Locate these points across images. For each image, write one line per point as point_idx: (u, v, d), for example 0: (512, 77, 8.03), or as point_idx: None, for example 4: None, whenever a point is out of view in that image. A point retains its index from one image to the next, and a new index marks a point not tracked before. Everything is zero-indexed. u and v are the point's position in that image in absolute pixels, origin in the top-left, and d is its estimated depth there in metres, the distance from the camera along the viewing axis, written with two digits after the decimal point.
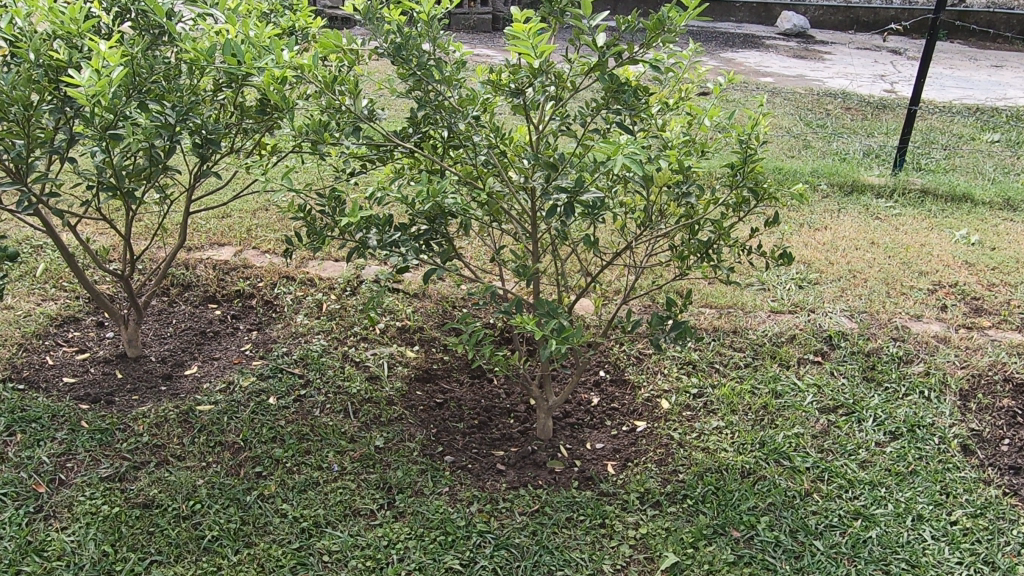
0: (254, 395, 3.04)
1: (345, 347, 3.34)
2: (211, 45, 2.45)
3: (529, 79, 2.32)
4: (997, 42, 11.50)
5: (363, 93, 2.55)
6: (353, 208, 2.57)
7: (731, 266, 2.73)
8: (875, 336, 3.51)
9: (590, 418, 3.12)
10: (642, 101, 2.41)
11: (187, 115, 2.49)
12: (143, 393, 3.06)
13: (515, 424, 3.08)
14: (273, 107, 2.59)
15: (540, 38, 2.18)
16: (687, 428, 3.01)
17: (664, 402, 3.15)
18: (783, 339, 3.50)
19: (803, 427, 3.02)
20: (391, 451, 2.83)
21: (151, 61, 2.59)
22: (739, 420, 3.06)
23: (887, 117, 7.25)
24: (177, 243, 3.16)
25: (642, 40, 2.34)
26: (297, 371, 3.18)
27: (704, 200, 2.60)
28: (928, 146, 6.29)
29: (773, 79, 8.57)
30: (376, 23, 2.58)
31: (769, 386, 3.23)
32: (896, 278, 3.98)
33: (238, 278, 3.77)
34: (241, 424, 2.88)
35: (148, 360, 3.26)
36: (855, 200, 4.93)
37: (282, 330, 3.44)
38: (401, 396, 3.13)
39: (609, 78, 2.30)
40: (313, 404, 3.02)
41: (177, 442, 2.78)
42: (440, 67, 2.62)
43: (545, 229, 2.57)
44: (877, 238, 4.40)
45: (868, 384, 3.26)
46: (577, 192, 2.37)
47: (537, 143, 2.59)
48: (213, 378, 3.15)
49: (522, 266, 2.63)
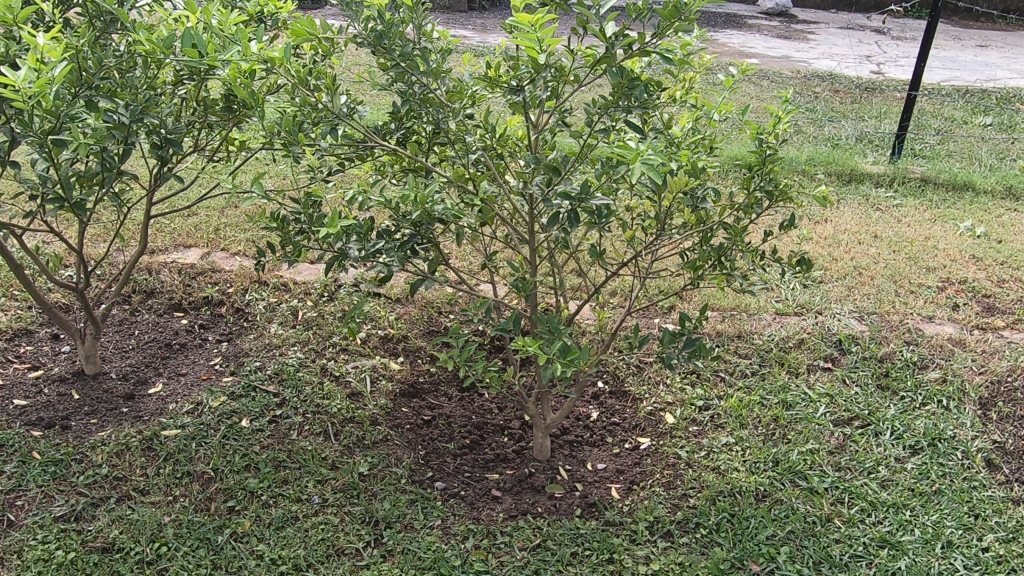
0: (225, 417, 2.78)
1: (323, 360, 3.09)
2: (168, 36, 2.16)
3: (531, 75, 2.06)
4: (980, 21, 11.38)
5: (341, 89, 2.27)
6: (333, 217, 2.30)
7: (745, 274, 2.51)
8: (887, 340, 3.32)
9: (590, 435, 2.91)
10: (653, 96, 2.17)
11: (144, 114, 2.21)
12: (103, 416, 2.80)
13: (510, 443, 2.86)
14: (240, 104, 2.31)
15: (547, 30, 1.93)
16: (695, 446, 2.81)
17: (668, 417, 2.94)
18: (790, 343, 3.30)
19: (818, 443, 2.83)
20: (377, 478, 2.60)
21: (100, 51, 2.29)
22: (750, 435, 2.86)
23: (877, 99, 7.06)
24: (138, 250, 2.87)
25: (653, 29, 2.10)
26: (272, 389, 2.93)
27: (719, 204, 2.38)
28: (923, 131, 6.11)
29: (758, 61, 8.36)
30: (355, 9, 2.37)
31: (779, 396, 3.03)
32: (903, 274, 3.79)
33: (206, 283, 3.50)
34: (211, 451, 2.63)
35: (108, 377, 3.00)
36: (853, 190, 4.74)
37: (253, 342, 3.18)
38: (385, 414, 2.89)
39: (619, 72, 2.06)
40: (290, 426, 2.77)
41: (140, 474, 2.52)
42: (425, 58, 2.38)
43: (545, 237, 2.33)
44: (881, 231, 4.21)
45: (883, 393, 3.07)
46: (583, 198, 2.12)
47: (536, 142, 2.35)
48: (179, 397, 2.89)
49: (520, 278, 2.39)
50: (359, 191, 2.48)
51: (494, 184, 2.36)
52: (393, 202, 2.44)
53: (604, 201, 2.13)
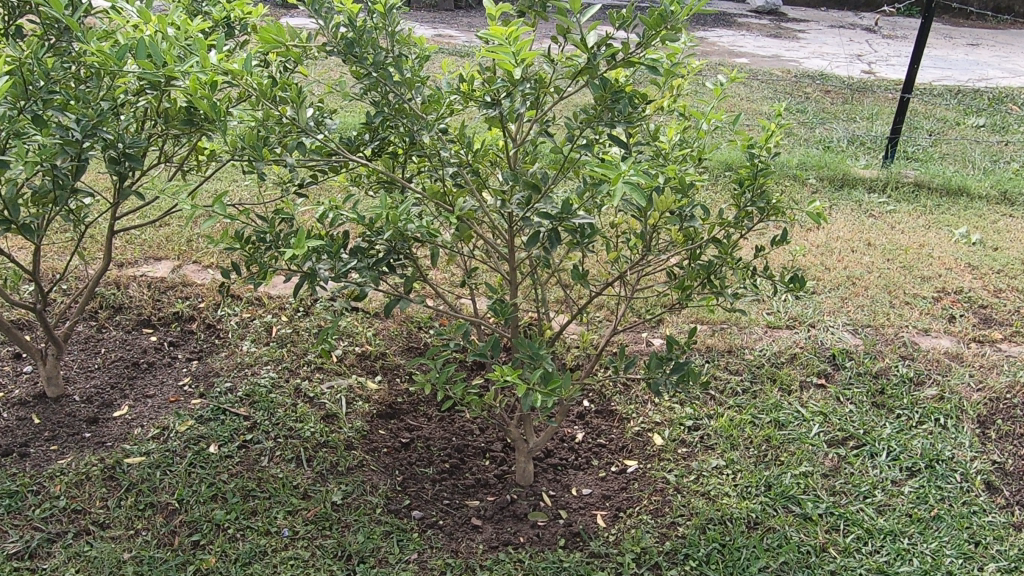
0: (192, 443, 2.65)
1: (297, 380, 2.96)
2: (122, 47, 2.03)
3: (507, 88, 1.94)
4: (971, 20, 11.32)
5: (308, 102, 2.13)
6: (300, 237, 2.17)
7: (736, 292, 2.40)
8: (882, 355, 3.21)
9: (575, 458, 2.79)
10: (638, 109, 2.06)
11: (97, 129, 2.08)
12: (63, 442, 2.66)
13: (491, 466, 2.74)
14: (201, 116, 2.17)
15: (523, 42, 1.82)
16: (684, 469, 2.70)
17: (656, 438, 2.83)
18: (782, 358, 3.19)
19: (812, 465, 2.72)
20: (351, 508, 2.47)
21: (51, 62, 2.16)
22: (741, 457, 2.75)
23: (868, 100, 6.96)
24: (100, 267, 2.74)
25: (637, 38, 1.99)
26: (242, 412, 2.80)
27: (707, 220, 2.27)
28: (915, 132, 6.02)
29: (748, 60, 8.26)
30: (325, 15, 2.23)
31: (772, 415, 2.92)
32: (898, 285, 3.68)
33: (177, 298, 3.37)
34: (176, 480, 2.50)
35: (71, 400, 2.86)
36: (846, 196, 4.64)
37: (224, 361, 3.05)
38: (361, 437, 2.76)
39: (601, 84, 1.95)
40: (261, 451, 2.64)
41: (100, 507, 2.39)
42: (399, 67, 2.26)
43: (526, 257, 2.21)
44: (873, 238, 4.11)
45: (878, 410, 2.96)
46: (564, 218, 2.00)
47: (516, 157, 2.22)
48: (145, 421, 2.76)
49: (499, 300, 2.27)
50: (329, 208, 2.35)
51: (473, 199, 2.23)
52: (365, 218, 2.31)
53: (586, 220, 2.01)
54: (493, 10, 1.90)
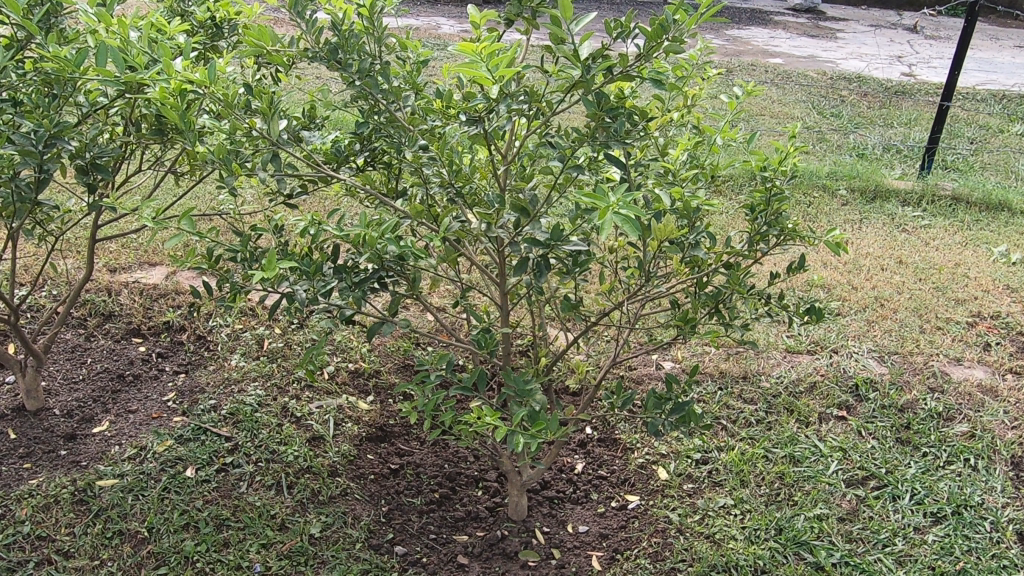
0: (169, 465, 2.53)
1: (285, 399, 2.84)
2: (82, 53, 1.90)
3: (490, 104, 1.78)
4: (1018, 22, 10.91)
5: (280, 114, 1.97)
6: (271, 257, 1.99)
7: (747, 323, 2.21)
8: (909, 386, 3.00)
9: (573, 491, 2.62)
10: (638, 127, 1.88)
11: (57, 139, 1.95)
12: (37, 460, 2.55)
13: (484, 497, 2.59)
14: (170, 126, 2.04)
15: (498, 56, 1.63)
16: (688, 508, 2.52)
17: (661, 472, 2.66)
18: (801, 388, 2.99)
19: (827, 507, 2.52)
20: (329, 542, 2.33)
21: (13, 66, 2.03)
22: (751, 496, 2.56)
23: (908, 104, 6.68)
24: (82, 276, 2.63)
25: (638, 50, 1.82)
26: (224, 432, 2.67)
27: (714, 248, 2.09)
28: (956, 141, 5.74)
29: (781, 61, 7.99)
30: (307, 18, 2.08)
31: (786, 449, 2.73)
32: (929, 307, 3.46)
33: (168, 307, 3.27)
34: (148, 506, 2.37)
35: (51, 413, 2.75)
36: (878, 209, 4.40)
37: (211, 376, 2.94)
38: (347, 463, 2.62)
39: (595, 101, 1.77)
40: (240, 476, 2.51)
41: (66, 534, 2.27)
42: (386, 75, 2.10)
43: (516, 283, 2.05)
44: (906, 256, 3.88)
45: (903, 448, 2.75)
46: (554, 245, 1.84)
47: (507, 176, 2.05)
48: (124, 439, 2.64)
49: (486, 330, 2.11)
50: (311, 224, 2.20)
51: (460, 218, 2.06)
52: (347, 233, 2.08)
53: (580, 247, 1.85)
54: (476, 18, 1.78)
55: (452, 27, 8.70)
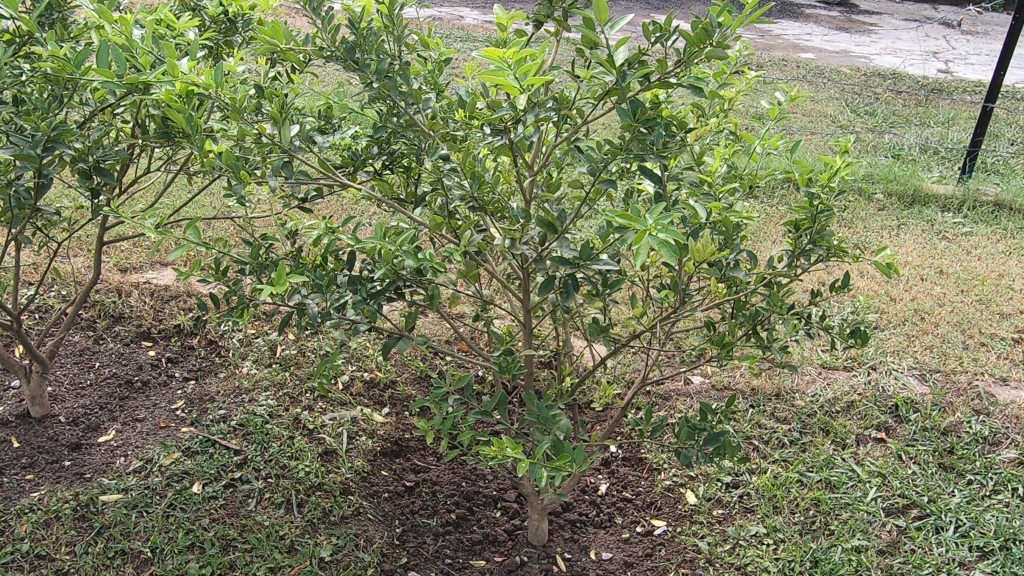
0: (175, 480, 2.43)
1: (297, 409, 2.73)
2: (83, 50, 1.78)
3: (516, 113, 1.65)
4: None
5: (292, 119, 1.84)
6: (281, 270, 1.87)
7: (787, 345, 2.05)
8: (952, 407, 2.84)
9: (596, 514, 2.49)
10: (675, 139, 1.73)
11: (57, 142, 1.83)
12: (40, 471, 2.45)
13: (503, 519, 2.46)
14: (176, 129, 1.92)
15: (527, 62, 1.49)
16: (718, 537, 2.38)
17: (689, 496, 2.53)
18: (838, 407, 2.85)
19: (866, 538, 2.38)
20: (339, 567, 2.22)
21: (11, 64, 1.92)
22: (784, 524, 2.42)
23: (945, 102, 6.46)
24: (90, 279, 2.52)
25: (677, 56, 1.68)
26: (233, 444, 2.57)
27: (754, 267, 1.94)
28: (996, 142, 5.53)
29: (813, 56, 7.77)
30: (323, 15, 1.95)
31: (822, 474, 2.59)
32: (972, 322, 3.30)
33: (179, 309, 3.18)
34: (152, 525, 2.27)
35: (56, 421, 2.65)
36: (916, 214, 4.23)
37: (221, 384, 2.84)
38: (360, 480, 2.51)
39: (630, 110, 1.64)
40: (248, 493, 2.41)
41: (66, 553, 2.17)
42: (406, 76, 1.96)
43: (539, 302, 1.92)
44: (946, 265, 3.71)
45: (946, 474, 2.60)
46: (582, 263, 1.71)
47: (531, 188, 1.92)
48: (130, 450, 2.54)
49: (508, 350, 1.98)
50: (325, 233, 2.08)
51: (482, 231, 1.94)
52: (362, 244, 1.95)
53: (612, 266, 1.71)
54: (503, 20, 1.66)
55: (476, 18, 8.55)
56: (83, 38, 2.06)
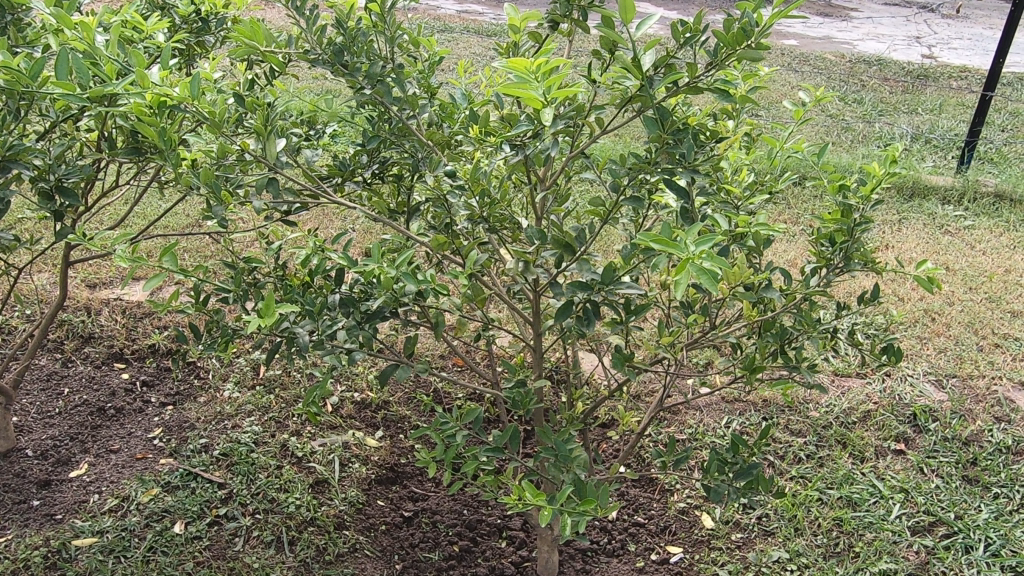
0: (155, 519, 2.24)
1: (284, 435, 2.56)
2: (40, 58, 1.57)
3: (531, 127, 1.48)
4: None
5: (277, 133, 1.65)
6: (268, 299, 1.68)
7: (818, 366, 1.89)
8: (972, 415, 2.73)
9: (609, 542, 2.33)
10: (703, 150, 1.57)
11: (12, 161, 1.63)
12: (6, 513, 2.26)
13: (509, 550, 2.30)
14: (147, 144, 1.73)
15: (553, 74, 1.33)
16: (739, 564, 2.24)
17: (704, 519, 2.39)
18: (854, 418, 2.72)
19: (894, 560, 2.25)
20: None
21: None
22: (807, 547, 2.29)
23: (932, 89, 6.36)
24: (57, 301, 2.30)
25: (707, 59, 1.51)
26: (217, 477, 2.39)
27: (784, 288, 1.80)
28: (988, 129, 5.44)
29: (796, 43, 7.66)
30: (307, 14, 1.74)
31: (843, 491, 2.45)
32: (983, 322, 3.19)
33: (152, 328, 2.99)
34: (130, 571, 2.09)
35: (22, 455, 2.45)
36: (916, 207, 4.11)
37: (202, 409, 2.65)
38: (355, 511, 2.34)
39: (657, 120, 1.48)
40: (235, 532, 2.23)
41: None
42: (401, 81, 1.78)
43: (552, 328, 1.76)
44: (952, 261, 3.60)
45: (972, 488, 2.48)
46: (604, 288, 1.54)
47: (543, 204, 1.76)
48: (105, 486, 2.35)
49: (519, 380, 1.82)
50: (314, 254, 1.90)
51: (489, 251, 1.77)
52: (357, 265, 1.77)
53: (635, 289, 1.56)
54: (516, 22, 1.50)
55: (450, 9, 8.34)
56: (39, 43, 1.86)
